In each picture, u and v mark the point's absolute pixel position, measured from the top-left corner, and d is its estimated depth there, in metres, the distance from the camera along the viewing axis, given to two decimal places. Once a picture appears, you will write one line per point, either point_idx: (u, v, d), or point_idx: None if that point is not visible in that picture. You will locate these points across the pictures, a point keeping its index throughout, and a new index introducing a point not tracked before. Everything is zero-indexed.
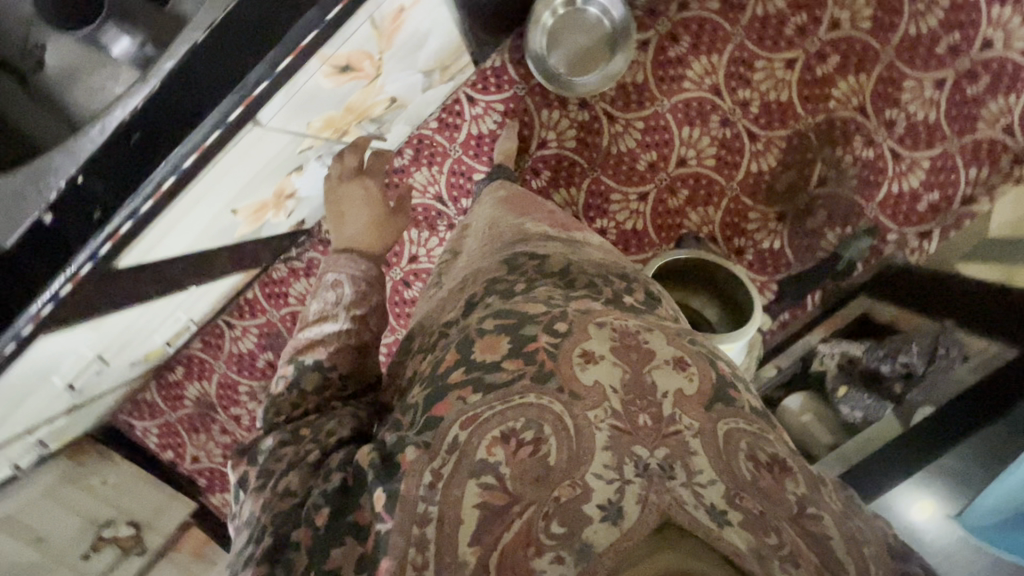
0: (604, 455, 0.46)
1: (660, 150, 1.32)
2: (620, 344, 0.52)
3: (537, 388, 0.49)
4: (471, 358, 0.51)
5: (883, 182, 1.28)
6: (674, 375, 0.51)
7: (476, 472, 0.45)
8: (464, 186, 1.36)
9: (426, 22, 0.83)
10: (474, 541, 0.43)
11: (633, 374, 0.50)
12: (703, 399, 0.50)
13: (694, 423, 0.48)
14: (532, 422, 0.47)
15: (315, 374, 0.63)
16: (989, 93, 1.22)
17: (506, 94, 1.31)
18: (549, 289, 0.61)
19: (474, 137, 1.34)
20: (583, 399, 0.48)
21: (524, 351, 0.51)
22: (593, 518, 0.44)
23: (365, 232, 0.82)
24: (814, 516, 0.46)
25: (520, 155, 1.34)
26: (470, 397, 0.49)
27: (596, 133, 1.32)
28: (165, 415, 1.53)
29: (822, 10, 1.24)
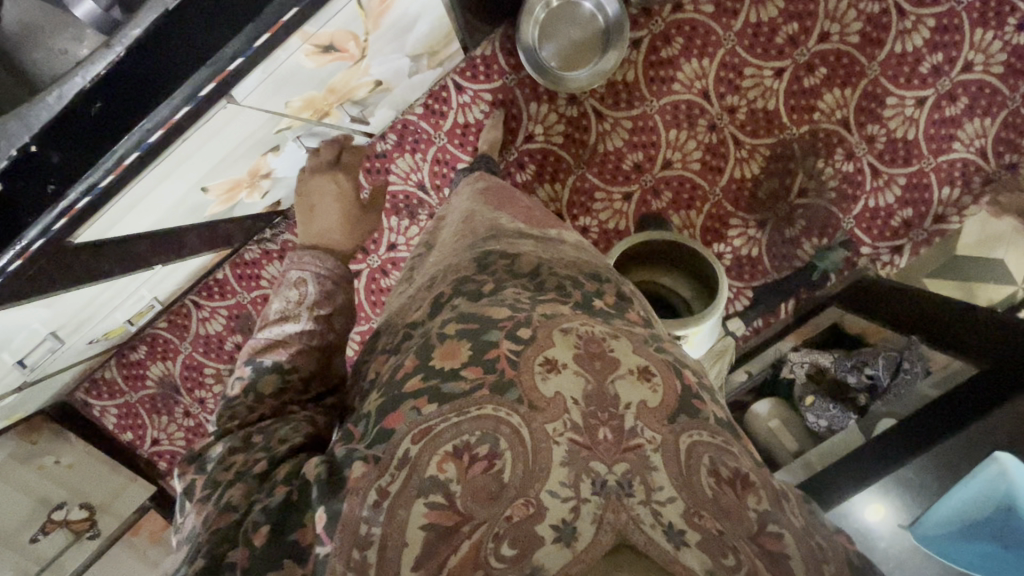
0: (561, 471, 0.45)
1: (645, 151, 1.32)
2: (585, 352, 0.51)
3: (495, 399, 0.48)
4: (430, 365, 0.51)
5: (860, 196, 1.30)
6: (639, 386, 0.50)
7: (424, 492, 0.44)
8: (446, 176, 1.34)
9: (415, 6, 0.80)
10: (417, 565, 0.42)
11: (595, 385, 0.49)
12: (667, 411, 0.49)
13: (656, 437, 0.47)
14: (488, 435, 0.46)
15: (272, 377, 0.62)
16: (966, 116, 1.25)
17: (495, 84, 1.29)
18: (519, 291, 0.60)
19: (460, 126, 1.31)
20: (543, 411, 0.47)
21: (485, 357, 0.50)
22: (546, 538, 0.42)
23: (334, 226, 0.80)
24: (775, 534, 0.45)
25: (505, 148, 1.32)
26: (425, 408, 0.48)
27: (584, 130, 1.31)
28: (125, 394, 1.47)
29: (813, 22, 1.25)
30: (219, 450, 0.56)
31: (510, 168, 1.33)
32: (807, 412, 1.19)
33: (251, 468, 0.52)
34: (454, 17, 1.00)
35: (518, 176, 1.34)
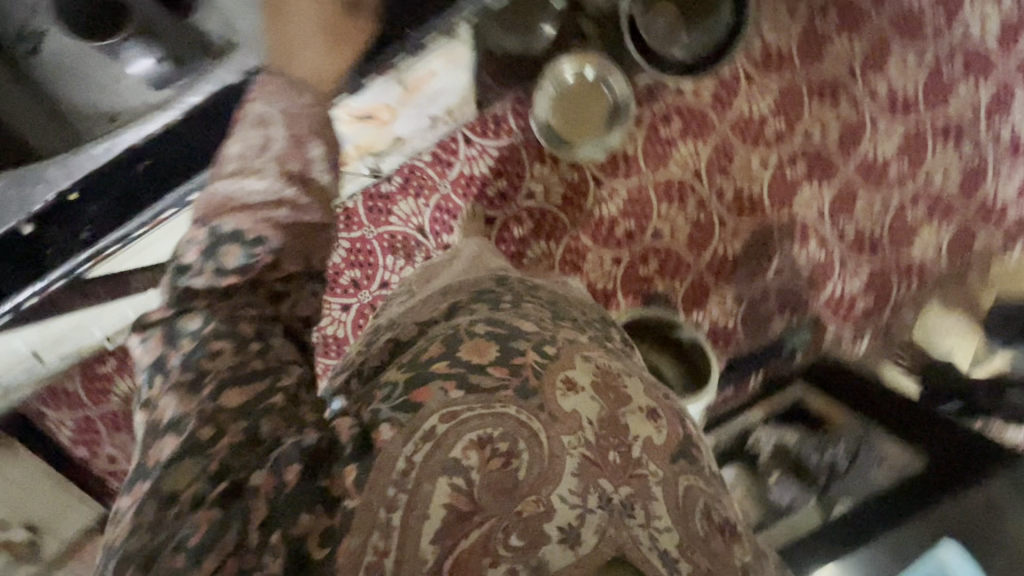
0: (572, 480, 0.48)
1: (637, 220, 1.39)
2: (602, 381, 0.54)
3: (517, 401, 0.50)
4: (457, 354, 0.53)
5: (828, 283, 1.40)
6: (646, 423, 0.52)
7: (447, 470, 0.46)
8: (447, 222, 1.37)
9: (445, 88, 0.90)
10: (435, 540, 0.44)
11: (609, 411, 0.52)
12: (670, 450, 0.52)
13: (658, 472, 0.50)
14: (509, 434, 0.49)
15: (235, 247, 0.52)
16: (924, 220, 1.38)
17: (502, 141, 1.35)
18: (536, 308, 0.65)
19: (465, 177, 1.36)
20: (560, 421, 0.50)
21: (510, 361, 0.53)
22: (552, 538, 0.46)
23: (320, 62, 0.61)
24: None
25: (506, 201, 1.37)
26: (452, 392, 0.50)
27: (581, 194, 1.38)
28: (84, 407, 1.41)
29: (797, 120, 1.36)
30: (199, 326, 0.52)
31: (508, 224, 1.38)
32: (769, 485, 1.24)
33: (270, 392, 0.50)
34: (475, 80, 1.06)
35: (516, 230, 1.38)
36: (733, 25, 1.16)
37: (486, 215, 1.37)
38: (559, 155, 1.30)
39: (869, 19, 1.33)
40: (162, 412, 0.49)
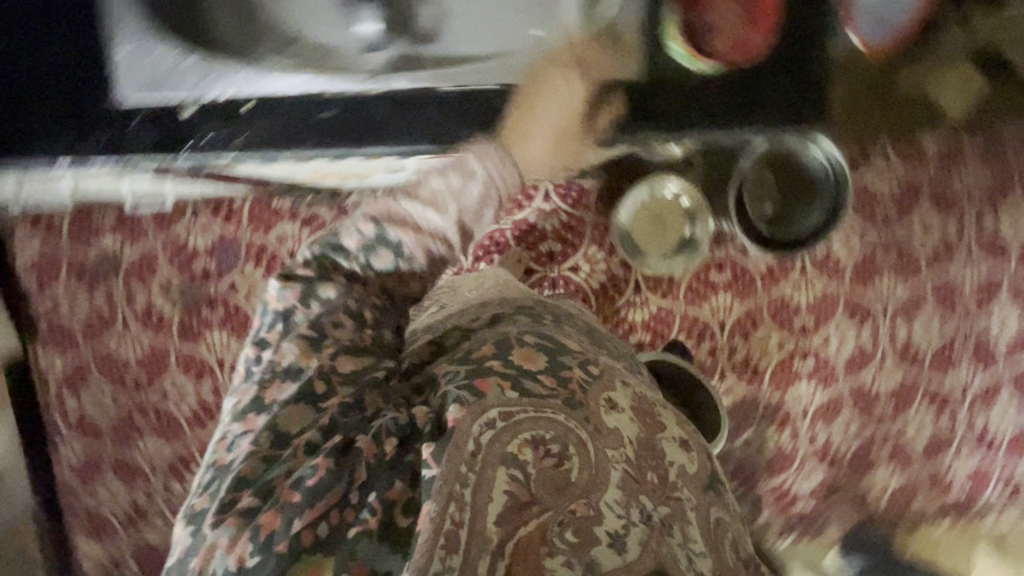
0: (616, 491, 0.63)
1: (653, 337, 1.45)
2: (640, 409, 0.72)
3: (566, 410, 0.67)
4: (511, 359, 0.71)
5: (783, 474, 1.49)
6: (678, 451, 0.71)
7: (506, 462, 0.62)
8: (491, 253, 1.40)
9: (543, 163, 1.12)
10: (498, 520, 0.60)
11: (647, 434, 0.70)
12: (700, 478, 0.71)
13: (691, 498, 0.68)
14: (560, 437, 0.64)
15: (387, 257, 0.81)
16: (886, 462, 1.49)
17: (575, 211, 1.39)
18: (580, 338, 0.83)
19: (526, 224, 1.40)
20: (603, 436, 0.66)
21: (558, 372, 0.71)
22: (601, 541, 0.61)
23: (545, 158, 1.14)
24: None
25: (550, 261, 1.42)
26: (507, 391, 0.67)
27: (616, 291, 1.43)
28: (60, 245, 1.38)
29: (824, 323, 1.46)
30: (332, 295, 0.78)
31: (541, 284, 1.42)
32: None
33: (371, 367, 0.75)
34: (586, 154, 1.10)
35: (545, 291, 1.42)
36: (819, 225, 1.28)
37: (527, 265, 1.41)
38: (624, 254, 1.39)
39: (921, 275, 1.45)
40: (282, 355, 0.74)
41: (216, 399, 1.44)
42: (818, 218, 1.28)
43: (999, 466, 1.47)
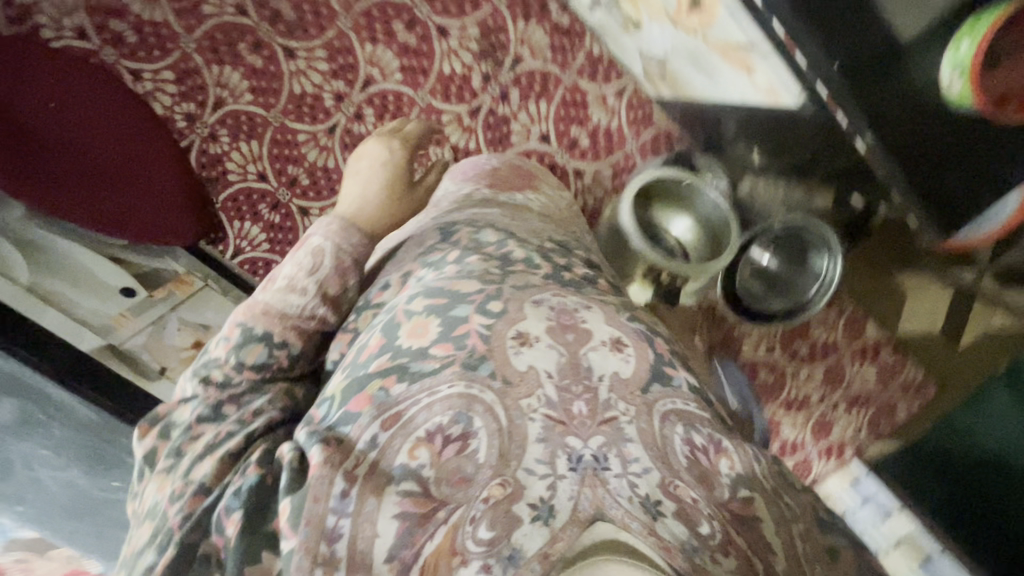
0: (535, 446, 0.50)
1: None
2: (557, 325, 0.59)
3: (468, 376, 0.53)
4: (399, 343, 0.56)
5: None
6: (610, 357, 0.58)
7: (395, 480, 0.48)
8: (499, 140, 1.28)
9: (694, 72, 0.89)
10: (389, 557, 0.45)
11: (569, 356, 0.57)
12: (639, 382, 0.57)
13: (627, 411, 0.54)
14: (461, 416, 0.51)
15: (260, 348, 0.58)
16: None
17: (625, 131, 1.30)
18: (480, 262, 0.65)
19: (577, 99, 1.28)
20: (516, 386, 0.53)
21: (454, 333, 0.56)
22: (525, 521, 0.47)
23: (383, 206, 0.83)
24: (744, 501, 0.52)
25: (566, 150, 1.30)
26: (393, 389, 0.53)
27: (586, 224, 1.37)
28: None
29: None
30: (186, 416, 0.54)
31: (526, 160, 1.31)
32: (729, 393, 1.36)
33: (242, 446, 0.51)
34: (714, 99, 0.94)
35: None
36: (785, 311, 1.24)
37: (545, 133, 1.29)
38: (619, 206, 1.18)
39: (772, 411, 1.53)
40: (145, 500, 0.52)
41: None
42: (783, 306, 1.25)
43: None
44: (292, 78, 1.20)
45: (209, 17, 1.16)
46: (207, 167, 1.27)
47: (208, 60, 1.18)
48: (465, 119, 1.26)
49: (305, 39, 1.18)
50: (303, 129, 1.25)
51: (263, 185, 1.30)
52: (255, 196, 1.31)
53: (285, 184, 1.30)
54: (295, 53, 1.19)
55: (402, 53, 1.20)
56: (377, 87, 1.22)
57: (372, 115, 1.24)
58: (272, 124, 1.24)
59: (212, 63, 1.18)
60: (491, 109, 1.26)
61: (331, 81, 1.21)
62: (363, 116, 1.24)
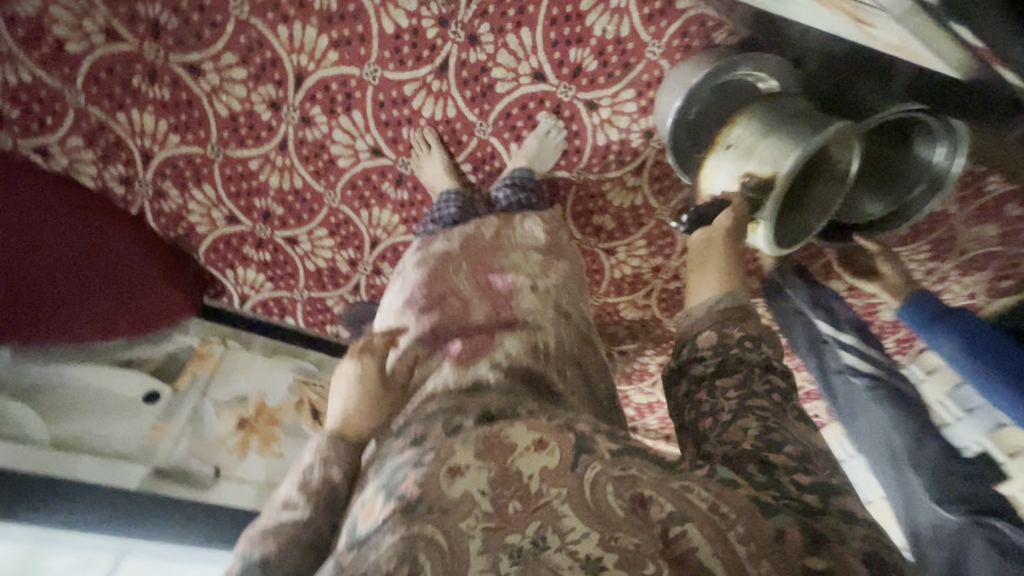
0: (477, 561, 0.45)
1: (618, 228, 1.20)
2: (483, 445, 0.54)
3: (403, 519, 0.48)
4: (355, 533, 0.51)
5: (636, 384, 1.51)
6: (535, 456, 0.52)
7: None
8: (481, 95, 1.00)
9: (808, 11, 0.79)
10: None
11: (498, 470, 0.51)
12: (567, 459, 0.51)
13: (559, 491, 0.49)
14: (405, 556, 0.45)
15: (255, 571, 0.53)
16: None
17: (643, 34, 0.96)
18: (427, 420, 0.61)
19: (573, 8, 0.93)
20: (452, 512, 0.48)
21: (394, 492, 0.51)
22: None
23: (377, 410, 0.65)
24: (677, 535, 0.47)
25: (570, 82, 1.00)
26: (345, 561, 0.49)
27: (614, 164, 1.11)
28: None
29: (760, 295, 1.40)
30: None
31: (523, 109, 1.02)
32: (803, 312, 1.09)
33: None
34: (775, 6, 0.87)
35: (511, 148, 1.07)
36: (886, 215, 0.99)
37: (538, 67, 0.98)
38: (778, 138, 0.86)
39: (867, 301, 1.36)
40: None
41: None
42: (886, 209, 0.98)
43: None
44: (211, 100, 0.95)
45: (79, 55, 0.89)
46: (171, 227, 1.09)
47: (108, 110, 0.95)
48: (432, 83, 0.97)
49: (202, 46, 0.90)
50: (251, 155, 1.02)
51: (237, 226, 1.12)
52: (235, 241, 1.13)
53: (260, 219, 1.11)
54: (200, 68, 0.92)
55: (327, 23, 0.90)
56: (313, 79, 0.95)
57: (322, 113, 0.99)
58: (214, 160, 1.02)
59: (114, 111, 0.95)
60: (462, 61, 0.96)
61: (257, 88, 0.95)
62: (312, 118, 0.99)
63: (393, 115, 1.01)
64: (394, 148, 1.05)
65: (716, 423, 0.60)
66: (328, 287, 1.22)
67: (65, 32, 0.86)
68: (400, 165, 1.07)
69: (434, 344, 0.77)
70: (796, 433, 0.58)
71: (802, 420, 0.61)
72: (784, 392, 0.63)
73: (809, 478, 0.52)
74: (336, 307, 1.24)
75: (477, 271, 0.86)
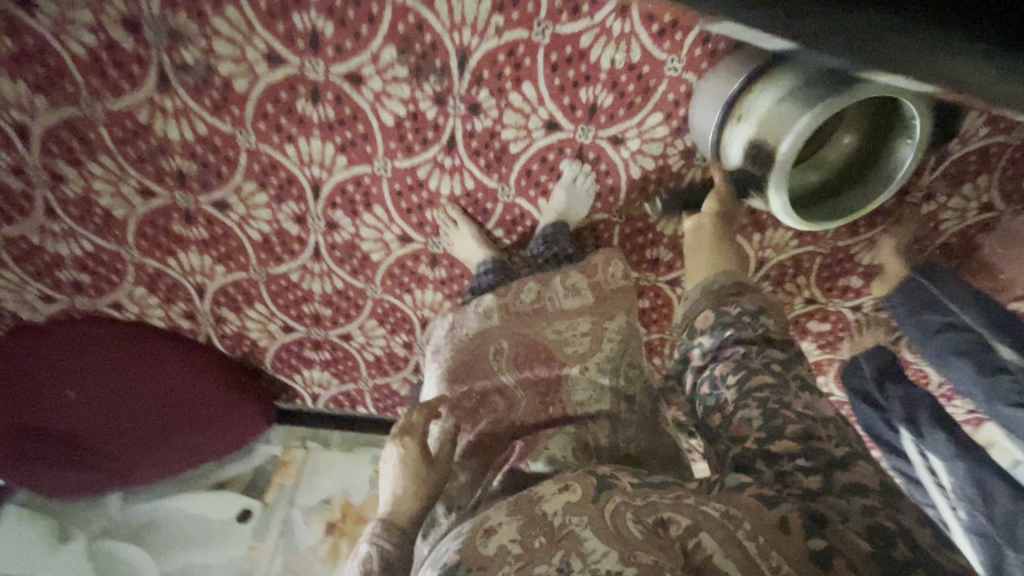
0: None
1: (676, 258, 1.08)
2: (513, 504, 0.56)
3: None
4: None
5: None
6: (558, 495, 0.53)
7: None
8: (496, 159, 0.94)
9: None
10: None
11: (525, 517, 0.52)
12: (588, 495, 0.53)
13: (582, 518, 0.50)
14: None
15: None
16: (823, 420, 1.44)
17: (657, 53, 0.85)
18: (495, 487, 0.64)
19: (575, 47, 0.84)
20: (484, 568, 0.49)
21: (435, 559, 0.53)
22: None
23: (425, 488, 0.61)
24: (694, 545, 0.47)
25: (587, 122, 0.91)
26: None
27: (656, 193, 1.00)
28: None
29: (867, 291, 1.19)
30: None
31: (543, 162, 0.95)
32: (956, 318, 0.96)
33: None
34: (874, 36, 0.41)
35: (541, 202, 1.00)
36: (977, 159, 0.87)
37: (550, 116, 0.90)
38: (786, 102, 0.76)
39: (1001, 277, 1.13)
40: None
41: (22, 186, 0.90)
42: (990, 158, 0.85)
43: None
44: (243, 228, 0.98)
45: (125, 218, 0.95)
46: (236, 347, 1.13)
47: (159, 258, 1.01)
48: (444, 160, 0.93)
49: (223, 183, 0.93)
50: (291, 268, 1.04)
51: (294, 334, 1.14)
52: (296, 348, 1.16)
53: (313, 324, 1.13)
54: (227, 203, 0.95)
55: (328, 131, 0.89)
56: (329, 186, 0.95)
57: (345, 216, 0.98)
58: (260, 279, 1.05)
59: (165, 258, 1.01)
60: (468, 132, 0.90)
61: (281, 207, 0.96)
62: (337, 222, 0.99)
63: (414, 200, 0.97)
64: (422, 231, 1.01)
65: (723, 417, 0.62)
66: (390, 373, 1.20)
67: (109, 201, 0.93)
68: (432, 245, 1.03)
69: (487, 444, 0.72)
70: (801, 406, 0.59)
71: (808, 387, 0.62)
72: (785, 361, 0.65)
73: (813, 460, 0.53)
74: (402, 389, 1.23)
75: (513, 343, 0.82)
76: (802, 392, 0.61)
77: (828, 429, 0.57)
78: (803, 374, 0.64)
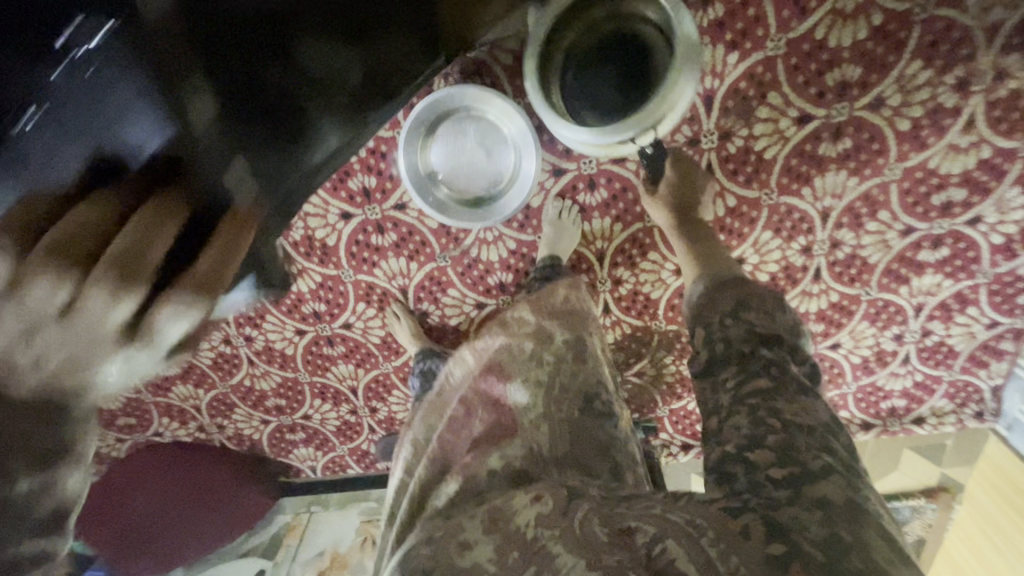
0: None
1: (516, 276, 1.18)
2: (493, 517, 0.62)
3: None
4: None
5: (684, 396, 1.29)
6: (534, 505, 0.61)
7: None
8: (323, 254, 1.17)
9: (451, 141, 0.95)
10: None
11: (510, 531, 0.59)
12: (559, 507, 0.60)
13: (557, 537, 0.57)
14: None
15: None
16: None
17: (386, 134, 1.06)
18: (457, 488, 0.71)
19: None
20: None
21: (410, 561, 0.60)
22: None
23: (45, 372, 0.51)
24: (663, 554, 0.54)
25: (369, 203, 1.11)
26: None
27: (460, 231, 1.13)
28: None
29: (738, 242, 1.09)
30: None
31: (359, 241, 1.15)
32: None
33: None
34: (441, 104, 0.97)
35: (376, 271, 1.18)
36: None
37: (341, 210, 1.12)
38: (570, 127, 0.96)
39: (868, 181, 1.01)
40: None
41: None
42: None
43: (910, 371, 1.25)
44: (199, 358, 1.34)
45: None
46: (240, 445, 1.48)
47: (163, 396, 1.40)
48: (289, 268, 1.19)
49: None
50: (241, 376, 1.36)
51: (272, 425, 1.44)
52: (278, 433, 1.45)
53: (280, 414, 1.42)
54: None
55: None
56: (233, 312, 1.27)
57: (254, 328, 1.29)
58: (228, 391, 1.39)
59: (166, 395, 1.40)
60: (293, 243, 1.16)
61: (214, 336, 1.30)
62: (251, 335, 1.30)
63: (288, 302, 1.24)
64: (307, 321, 1.26)
65: (717, 423, 0.69)
66: (354, 437, 1.43)
67: None
68: (321, 330, 1.28)
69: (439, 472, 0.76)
70: (789, 413, 0.64)
71: (807, 391, 0.67)
72: (779, 358, 0.70)
73: (784, 470, 0.59)
74: (370, 447, 1.44)
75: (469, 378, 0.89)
76: (800, 394, 0.67)
77: (802, 432, 0.62)
78: (802, 377, 0.69)
